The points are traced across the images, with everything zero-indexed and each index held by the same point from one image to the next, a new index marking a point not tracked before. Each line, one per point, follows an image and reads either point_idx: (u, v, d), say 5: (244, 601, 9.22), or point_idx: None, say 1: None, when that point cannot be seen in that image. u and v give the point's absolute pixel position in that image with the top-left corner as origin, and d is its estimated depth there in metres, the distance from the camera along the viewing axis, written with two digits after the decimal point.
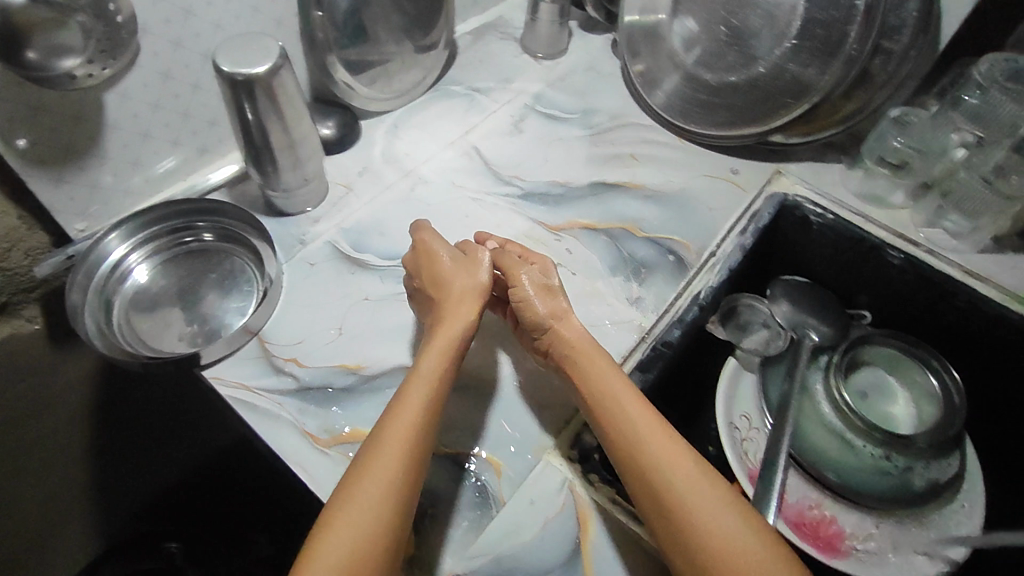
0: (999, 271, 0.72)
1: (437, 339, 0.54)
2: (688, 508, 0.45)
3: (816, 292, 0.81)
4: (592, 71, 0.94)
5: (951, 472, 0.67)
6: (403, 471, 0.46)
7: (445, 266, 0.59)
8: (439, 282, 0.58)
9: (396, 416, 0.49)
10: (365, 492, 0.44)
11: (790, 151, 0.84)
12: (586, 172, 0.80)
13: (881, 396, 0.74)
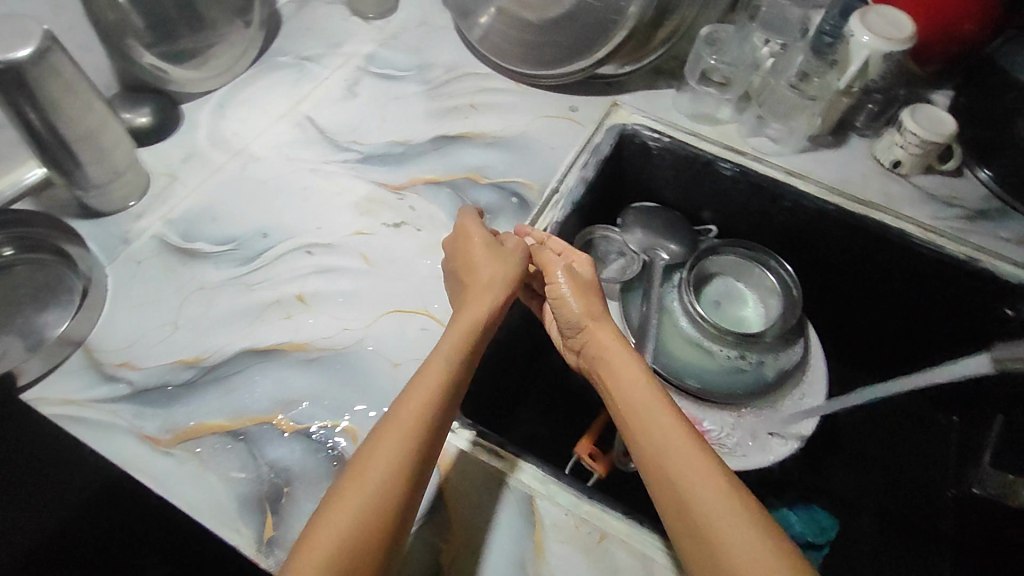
0: (814, 168, 0.79)
1: (459, 321, 0.53)
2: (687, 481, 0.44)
3: (662, 213, 0.85)
4: (424, 26, 0.92)
5: (795, 358, 0.74)
6: (412, 444, 0.44)
7: (478, 250, 0.58)
8: (467, 267, 0.58)
9: (418, 387, 0.47)
10: (375, 464, 0.43)
11: (626, 82, 0.86)
12: (426, 126, 0.79)
13: (731, 300, 0.80)
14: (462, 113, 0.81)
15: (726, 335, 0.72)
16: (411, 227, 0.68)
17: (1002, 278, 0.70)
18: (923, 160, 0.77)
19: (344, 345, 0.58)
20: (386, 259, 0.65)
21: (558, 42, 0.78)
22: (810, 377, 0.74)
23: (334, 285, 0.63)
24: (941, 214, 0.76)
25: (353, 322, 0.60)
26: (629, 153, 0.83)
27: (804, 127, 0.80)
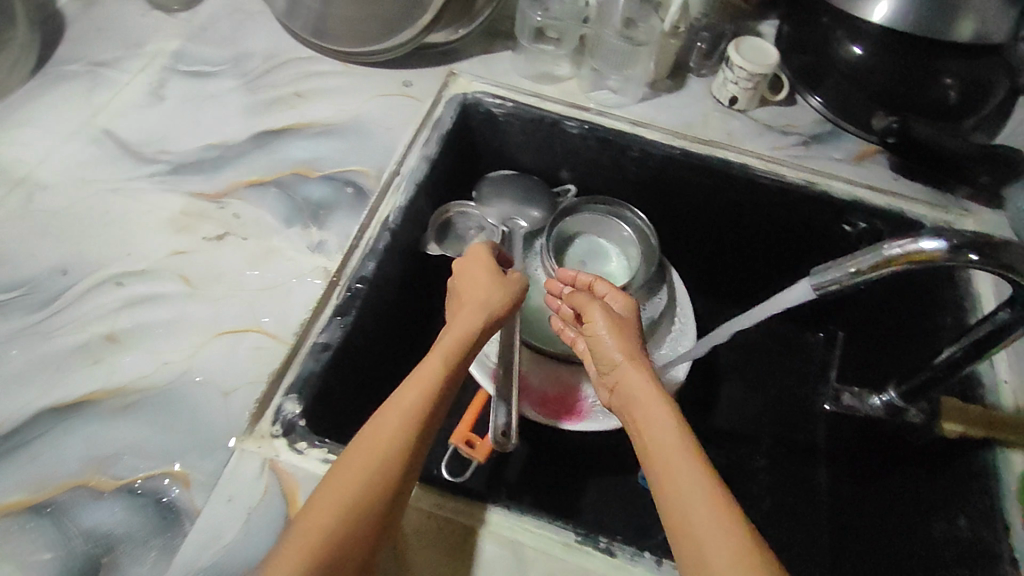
0: (657, 114, 0.79)
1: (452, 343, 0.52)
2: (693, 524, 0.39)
3: (519, 178, 0.82)
4: (238, 12, 0.82)
5: (660, 304, 0.75)
6: (386, 451, 0.43)
7: (475, 274, 0.60)
8: (465, 290, 0.59)
9: (399, 399, 0.47)
10: (347, 464, 0.43)
11: (461, 49, 0.82)
12: (246, 125, 0.71)
13: (596, 257, 0.79)
14: (287, 103, 0.74)
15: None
16: (235, 238, 0.62)
17: (837, 197, 0.74)
18: (757, 93, 0.78)
19: (168, 381, 0.53)
20: (208, 277, 0.59)
21: (373, 16, 0.72)
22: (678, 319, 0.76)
23: (151, 317, 0.56)
24: (781, 142, 0.78)
25: (176, 354, 0.55)
26: (476, 124, 0.79)
27: (641, 74, 0.80)
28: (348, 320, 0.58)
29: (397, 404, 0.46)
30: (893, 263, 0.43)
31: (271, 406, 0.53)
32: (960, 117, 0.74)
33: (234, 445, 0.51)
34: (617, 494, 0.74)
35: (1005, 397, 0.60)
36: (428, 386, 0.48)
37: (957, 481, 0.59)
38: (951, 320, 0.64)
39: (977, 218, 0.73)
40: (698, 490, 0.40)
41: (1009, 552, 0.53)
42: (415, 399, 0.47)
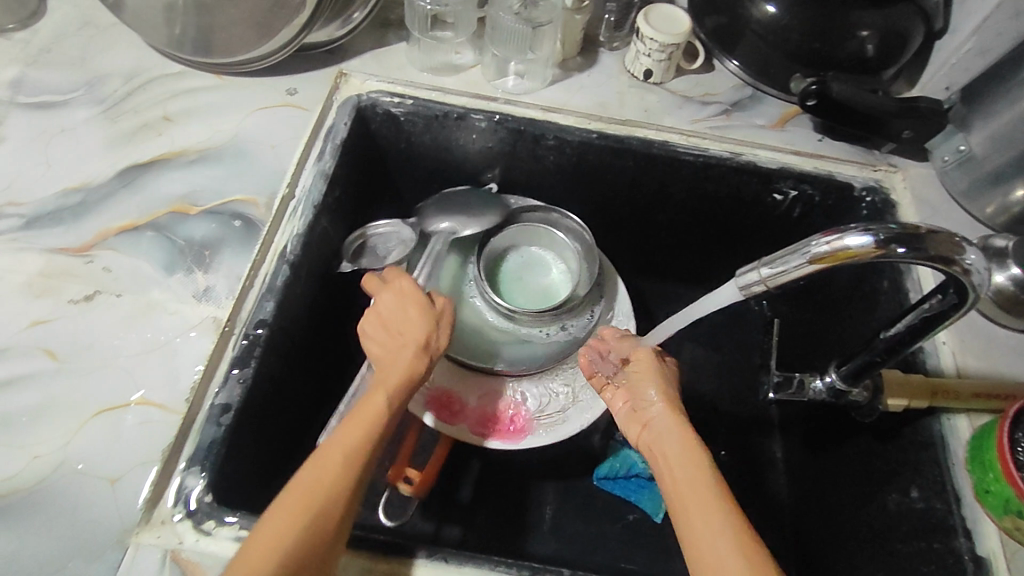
0: (568, 97, 0.73)
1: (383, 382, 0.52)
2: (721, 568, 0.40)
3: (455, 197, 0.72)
4: (88, 28, 0.72)
5: (601, 301, 0.71)
6: (326, 501, 0.43)
7: (395, 308, 0.57)
8: (388, 324, 0.56)
9: (337, 447, 0.46)
10: (276, 516, 0.42)
11: (349, 45, 0.74)
12: (106, 160, 0.63)
13: (532, 269, 0.74)
14: (154, 130, 0.66)
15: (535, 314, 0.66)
16: (106, 295, 0.55)
17: (763, 165, 0.70)
18: (672, 64, 0.73)
19: (38, 478, 0.47)
20: (77, 347, 0.52)
21: (246, 19, 0.65)
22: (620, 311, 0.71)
23: (15, 403, 0.50)
24: (700, 114, 0.74)
25: (47, 444, 0.48)
26: (376, 127, 0.71)
27: (548, 55, 0.74)
28: (249, 375, 0.52)
29: (326, 455, 0.46)
30: (818, 263, 0.40)
31: (170, 486, 0.47)
32: (878, 69, 0.71)
33: (124, 541, 0.45)
34: (570, 499, 0.70)
35: (944, 361, 0.59)
36: (366, 428, 0.48)
37: (905, 452, 0.58)
38: (888, 283, 0.63)
39: (904, 172, 0.71)
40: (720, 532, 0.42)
41: (962, 523, 0.52)
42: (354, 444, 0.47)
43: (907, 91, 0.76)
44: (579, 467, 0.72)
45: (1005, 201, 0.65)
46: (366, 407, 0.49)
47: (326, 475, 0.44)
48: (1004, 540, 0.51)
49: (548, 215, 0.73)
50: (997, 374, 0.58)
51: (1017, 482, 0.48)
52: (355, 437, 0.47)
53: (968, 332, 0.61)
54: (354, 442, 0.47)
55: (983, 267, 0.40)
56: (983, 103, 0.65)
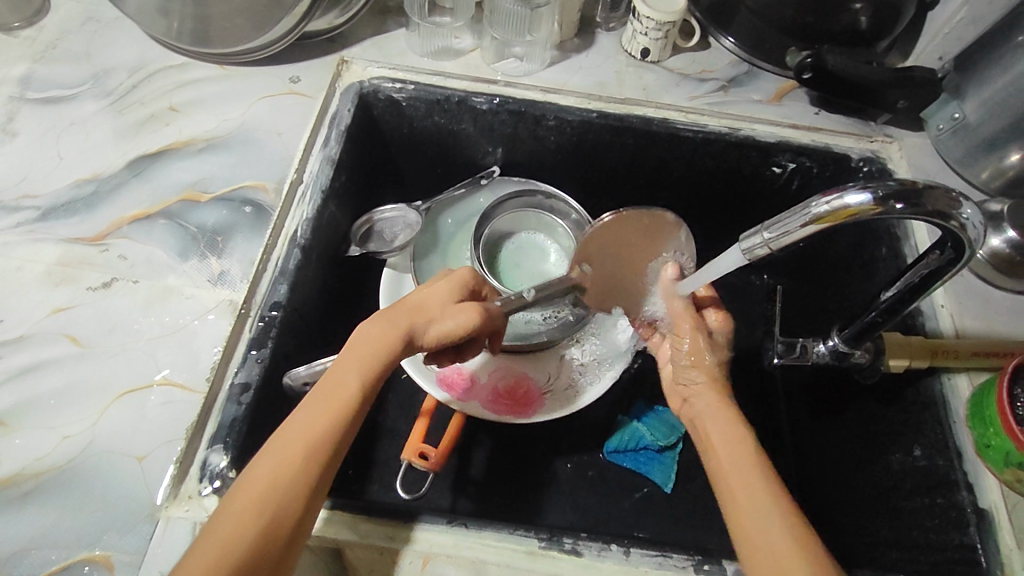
0: (567, 78, 0.75)
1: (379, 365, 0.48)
2: (762, 533, 0.41)
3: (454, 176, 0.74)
4: (91, 22, 0.73)
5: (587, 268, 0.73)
6: (306, 472, 0.42)
7: (439, 294, 0.52)
8: (421, 296, 0.52)
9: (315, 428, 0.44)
10: (241, 490, 0.41)
11: (349, 33, 0.75)
12: (116, 152, 0.64)
13: (525, 245, 0.76)
14: (161, 120, 0.67)
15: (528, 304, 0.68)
16: (124, 282, 0.56)
17: (761, 140, 0.71)
18: (668, 42, 0.74)
19: (67, 458, 0.48)
20: (97, 332, 0.53)
21: (245, 10, 0.66)
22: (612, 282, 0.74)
23: (41, 387, 0.51)
24: (698, 91, 0.75)
25: (74, 425, 0.49)
26: (378, 113, 0.72)
27: (546, 37, 0.75)
28: (265, 355, 0.53)
29: (306, 414, 0.44)
30: (819, 222, 0.41)
31: (195, 462, 0.48)
32: (872, 42, 0.73)
33: (155, 515, 0.46)
34: (581, 470, 0.72)
35: (943, 323, 0.61)
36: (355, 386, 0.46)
37: (907, 413, 0.60)
38: (887, 250, 0.64)
39: (900, 142, 0.72)
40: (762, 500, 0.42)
41: (964, 478, 0.54)
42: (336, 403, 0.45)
43: (901, 62, 0.77)
44: (589, 440, 0.74)
45: (1000, 166, 0.66)
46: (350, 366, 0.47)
47: (310, 433, 0.43)
48: (1006, 492, 0.53)
49: (538, 200, 0.75)
50: (994, 335, 0.60)
51: (1017, 435, 0.50)
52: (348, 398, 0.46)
53: (966, 293, 0.62)
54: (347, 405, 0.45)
55: (978, 222, 0.42)
56: (976, 72, 0.66)
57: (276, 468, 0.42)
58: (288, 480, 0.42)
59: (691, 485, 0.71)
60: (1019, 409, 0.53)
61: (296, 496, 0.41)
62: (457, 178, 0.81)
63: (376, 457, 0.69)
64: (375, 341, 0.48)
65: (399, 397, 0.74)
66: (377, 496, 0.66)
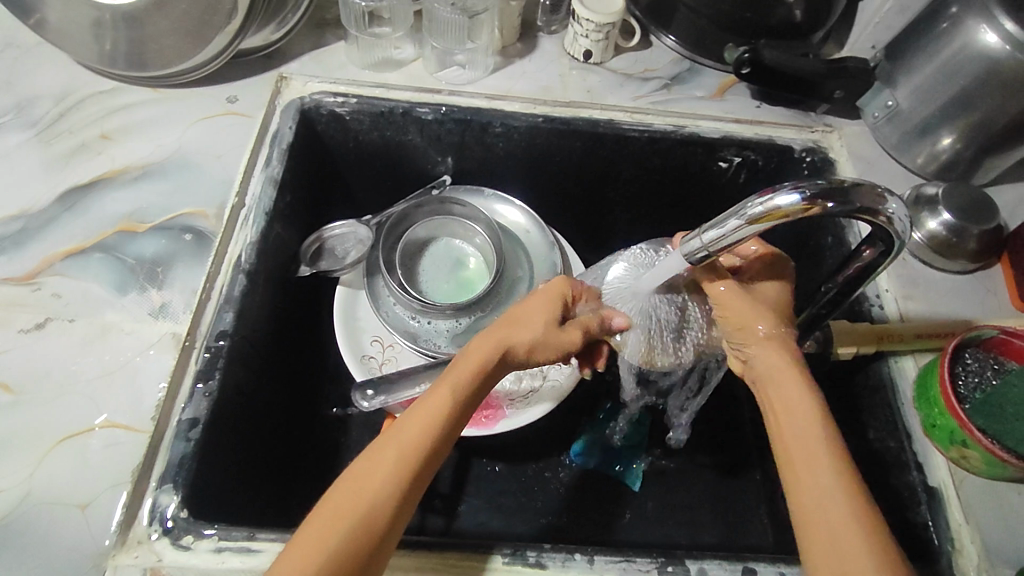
0: (511, 84, 0.74)
1: (458, 376, 0.46)
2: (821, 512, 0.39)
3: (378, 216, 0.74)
4: (13, 49, 0.70)
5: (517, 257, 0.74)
6: (392, 485, 0.42)
7: (540, 322, 0.50)
8: (519, 332, 0.49)
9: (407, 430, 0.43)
10: (344, 488, 0.42)
11: (286, 49, 0.73)
12: (45, 186, 0.62)
13: (444, 260, 0.74)
14: (92, 149, 0.65)
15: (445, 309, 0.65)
16: (59, 322, 0.54)
17: (705, 136, 0.72)
18: (610, 43, 0.75)
19: (5, 512, 0.46)
20: (34, 376, 0.51)
21: (175, 30, 0.64)
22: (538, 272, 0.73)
23: None
24: (642, 90, 0.75)
25: (10, 477, 0.47)
26: (322, 128, 0.71)
27: (487, 42, 0.74)
28: (213, 388, 0.52)
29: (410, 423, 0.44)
30: (756, 223, 0.41)
31: (143, 507, 0.47)
32: (807, 33, 0.74)
33: (102, 564, 0.44)
34: (552, 476, 0.72)
35: (888, 307, 0.62)
36: (432, 422, 0.44)
37: (859, 397, 0.62)
38: (832, 239, 0.66)
39: (840, 131, 0.74)
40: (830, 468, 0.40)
41: (914, 458, 0.55)
42: (414, 442, 0.43)
43: (837, 51, 0.79)
44: (558, 446, 0.74)
45: (934, 150, 0.68)
46: (438, 396, 0.45)
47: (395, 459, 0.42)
48: (953, 469, 0.54)
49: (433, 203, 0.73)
50: (937, 316, 0.62)
51: (960, 414, 0.51)
52: (427, 438, 0.43)
53: (908, 276, 0.64)
54: (425, 446, 0.43)
55: (904, 215, 0.43)
56: (903, 58, 0.67)
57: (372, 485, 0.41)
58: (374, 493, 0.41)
59: (659, 482, 0.72)
60: (959, 386, 0.55)
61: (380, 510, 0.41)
62: (408, 188, 0.80)
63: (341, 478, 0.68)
64: (469, 386, 0.46)
65: (361, 416, 0.72)
66: None
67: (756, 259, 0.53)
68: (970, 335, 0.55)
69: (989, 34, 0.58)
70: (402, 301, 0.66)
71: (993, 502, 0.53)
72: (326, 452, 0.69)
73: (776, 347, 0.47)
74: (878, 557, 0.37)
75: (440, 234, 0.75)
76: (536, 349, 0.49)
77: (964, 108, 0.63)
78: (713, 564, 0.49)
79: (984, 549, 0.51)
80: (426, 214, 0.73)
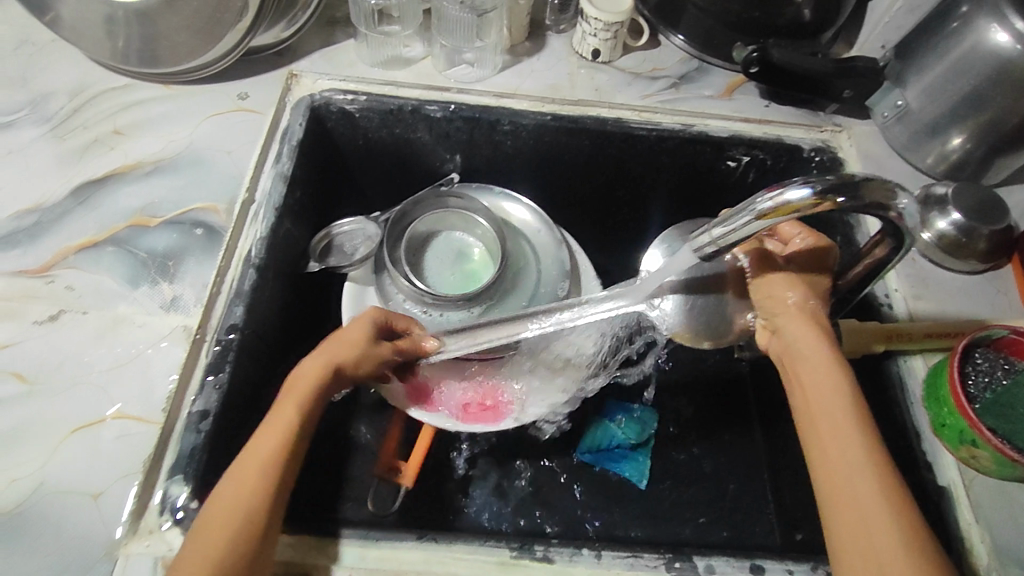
0: (520, 82, 0.74)
1: (290, 392, 0.51)
2: (846, 484, 0.41)
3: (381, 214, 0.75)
4: (27, 46, 0.71)
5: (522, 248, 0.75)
6: (263, 479, 0.45)
7: (359, 338, 0.54)
8: (339, 348, 0.54)
9: (254, 453, 0.46)
10: (230, 487, 0.44)
11: (297, 46, 0.74)
12: (58, 180, 0.63)
13: (449, 254, 0.74)
14: (105, 145, 0.65)
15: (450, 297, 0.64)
16: (72, 314, 0.55)
17: (714, 135, 0.72)
18: (618, 42, 0.75)
19: (19, 501, 0.46)
20: (47, 367, 0.52)
21: (188, 27, 0.64)
22: (543, 268, 0.73)
23: None
24: (650, 89, 0.75)
25: (24, 466, 0.48)
26: (332, 125, 0.71)
27: (496, 41, 0.75)
28: (223, 380, 0.52)
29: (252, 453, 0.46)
30: (765, 219, 0.42)
31: (154, 497, 0.47)
32: (816, 32, 0.74)
33: (114, 553, 0.45)
34: (558, 473, 0.72)
35: (897, 306, 0.62)
36: (286, 419, 0.48)
37: (867, 396, 0.62)
38: (841, 239, 0.66)
39: (849, 131, 0.74)
40: (851, 440, 0.43)
41: (923, 458, 0.55)
42: (271, 442, 0.47)
43: (847, 51, 0.79)
44: (564, 444, 0.73)
45: (943, 150, 0.68)
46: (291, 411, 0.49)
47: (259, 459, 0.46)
48: (963, 469, 0.54)
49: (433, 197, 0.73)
50: (947, 316, 0.62)
51: (970, 414, 0.51)
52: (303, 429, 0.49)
53: (917, 275, 0.64)
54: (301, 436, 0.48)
55: (914, 212, 0.43)
56: (913, 57, 0.67)
57: (241, 489, 0.44)
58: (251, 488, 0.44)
59: (665, 480, 0.72)
60: (969, 386, 0.55)
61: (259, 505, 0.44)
62: (416, 186, 0.81)
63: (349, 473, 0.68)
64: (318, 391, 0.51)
65: (368, 412, 0.72)
66: (351, 513, 0.65)
67: (801, 245, 0.52)
68: (980, 334, 0.55)
69: (1000, 33, 0.58)
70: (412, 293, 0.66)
71: (1003, 502, 0.53)
72: (332, 448, 0.69)
73: (804, 322, 0.48)
74: (900, 526, 0.39)
75: (441, 227, 0.75)
76: (357, 359, 0.54)
77: (974, 108, 0.63)
78: (721, 560, 0.49)
79: (994, 549, 0.51)
80: (426, 210, 0.73)
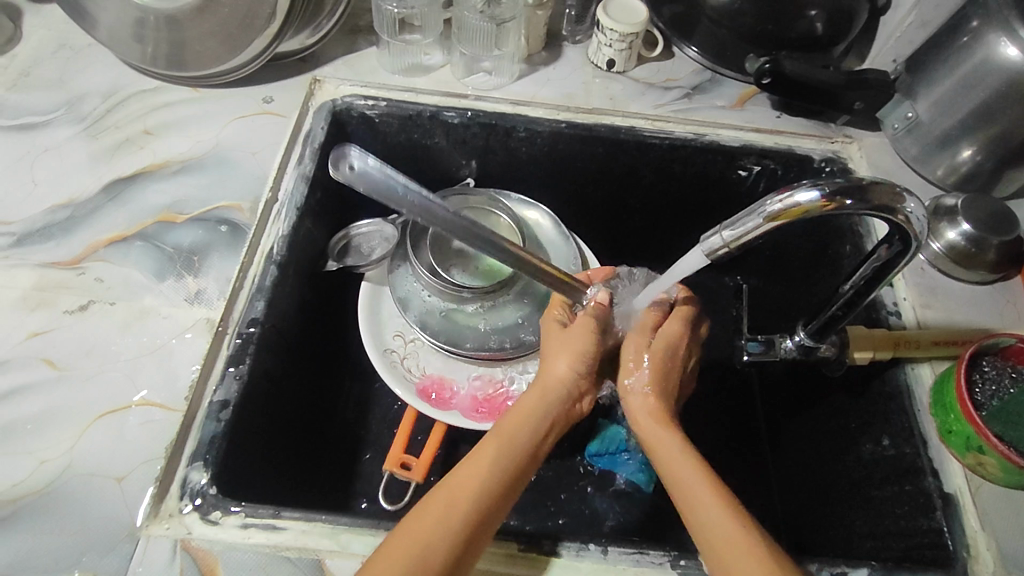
0: (536, 90, 0.76)
1: (526, 399, 0.53)
2: (700, 515, 0.46)
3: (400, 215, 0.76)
4: (64, 49, 0.74)
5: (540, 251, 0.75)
6: (493, 490, 0.46)
7: (576, 340, 0.55)
8: (556, 352, 0.55)
9: (486, 454, 0.48)
10: (465, 481, 0.46)
11: (321, 53, 0.76)
12: (90, 176, 0.65)
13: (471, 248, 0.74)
14: (135, 144, 0.68)
15: (461, 289, 0.66)
16: (100, 305, 0.57)
17: (726, 144, 0.73)
18: (633, 52, 0.77)
19: (47, 482, 0.48)
20: (76, 355, 0.54)
21: (216, 33, 0.67)
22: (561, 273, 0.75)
23: (18, 411, 0.51)
24: (664, 99, 0.77)
25: (54, 448, 0.50)
26: (352, 130, 0.73)
27: (513, 50, 0.77)
28: (244, 372, 0.54)
29: (490, 454, 0.48)
30: (774, 220, 0.43)
31: (174, 481, 0.49)
32: (828, 45, 0.75)
33: (136, 534, 0.46)
34: (565, 474, 0.73)
35: (905, 315, 0.63)
36: (524, 435, 0.50)
37: (875, 404, 0.62)
38: (850, 247, 0.67)
39: (859, 143, 0.75)
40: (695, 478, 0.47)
41: (929, 465, 0.56)
42: (502, 452, 0.48)
43: (858, 64, 0.80)
44: (572, 446, 0.74)
45: (953, 162, 0.68)
46: (522, 422, 0.51)
47: (494, 463, 0.47)
48: (969, 476, 0.55)
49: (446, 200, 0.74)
50: (956, 326, 0.62)
51: (976, 421, 0.52)
52: (526, 436, 0.50)
53: (927, 285, 0.65)
54: (524, 446, 0.49)
55: (921, 216, 0.44)
56: (924, 70, 0.68)
57: (474, 489, 0.46)
58: (484, 491, 0.46)
59: None
60: (976, 394, 0.55)
61: (482, 508, 0.45)
62: (432, 190, 0.83)
63: (360, 469, 0.70)
64: (542, 407, 0.52)
65: (382, 409, 0.74)
66: (363, 508, 0.67)
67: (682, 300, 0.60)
68: (987, 343, 0.56)
69: (1010, 48, 0.59)
70: (432, 287, 0.67)
71: (1010, 509, 0.53)
72: (343, 444, 0.71)
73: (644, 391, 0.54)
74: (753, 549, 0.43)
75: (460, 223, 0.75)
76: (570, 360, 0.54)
77: (984, 120, 0.63)
78: None
79: (1000, 556, 0.51)
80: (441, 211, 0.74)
